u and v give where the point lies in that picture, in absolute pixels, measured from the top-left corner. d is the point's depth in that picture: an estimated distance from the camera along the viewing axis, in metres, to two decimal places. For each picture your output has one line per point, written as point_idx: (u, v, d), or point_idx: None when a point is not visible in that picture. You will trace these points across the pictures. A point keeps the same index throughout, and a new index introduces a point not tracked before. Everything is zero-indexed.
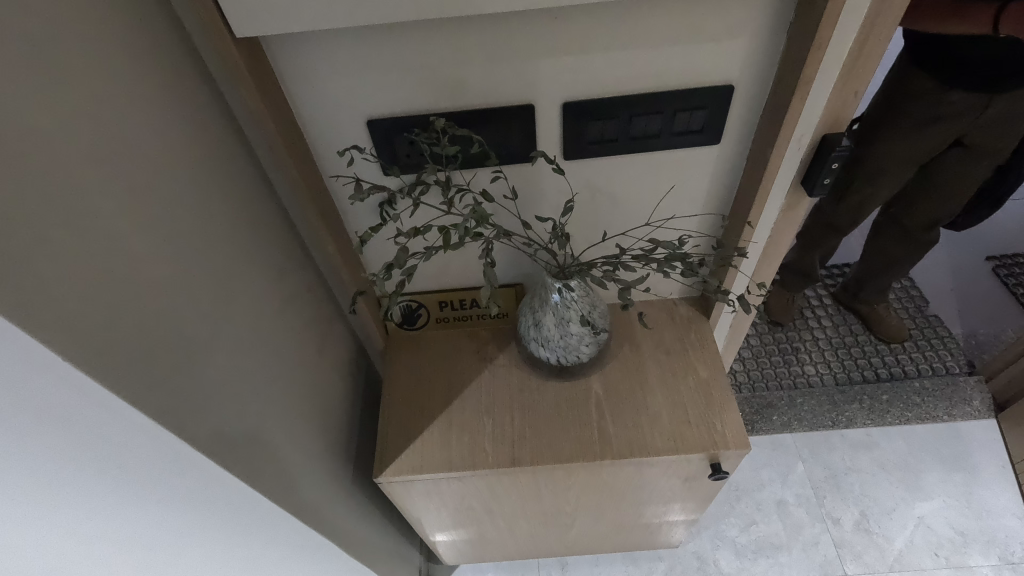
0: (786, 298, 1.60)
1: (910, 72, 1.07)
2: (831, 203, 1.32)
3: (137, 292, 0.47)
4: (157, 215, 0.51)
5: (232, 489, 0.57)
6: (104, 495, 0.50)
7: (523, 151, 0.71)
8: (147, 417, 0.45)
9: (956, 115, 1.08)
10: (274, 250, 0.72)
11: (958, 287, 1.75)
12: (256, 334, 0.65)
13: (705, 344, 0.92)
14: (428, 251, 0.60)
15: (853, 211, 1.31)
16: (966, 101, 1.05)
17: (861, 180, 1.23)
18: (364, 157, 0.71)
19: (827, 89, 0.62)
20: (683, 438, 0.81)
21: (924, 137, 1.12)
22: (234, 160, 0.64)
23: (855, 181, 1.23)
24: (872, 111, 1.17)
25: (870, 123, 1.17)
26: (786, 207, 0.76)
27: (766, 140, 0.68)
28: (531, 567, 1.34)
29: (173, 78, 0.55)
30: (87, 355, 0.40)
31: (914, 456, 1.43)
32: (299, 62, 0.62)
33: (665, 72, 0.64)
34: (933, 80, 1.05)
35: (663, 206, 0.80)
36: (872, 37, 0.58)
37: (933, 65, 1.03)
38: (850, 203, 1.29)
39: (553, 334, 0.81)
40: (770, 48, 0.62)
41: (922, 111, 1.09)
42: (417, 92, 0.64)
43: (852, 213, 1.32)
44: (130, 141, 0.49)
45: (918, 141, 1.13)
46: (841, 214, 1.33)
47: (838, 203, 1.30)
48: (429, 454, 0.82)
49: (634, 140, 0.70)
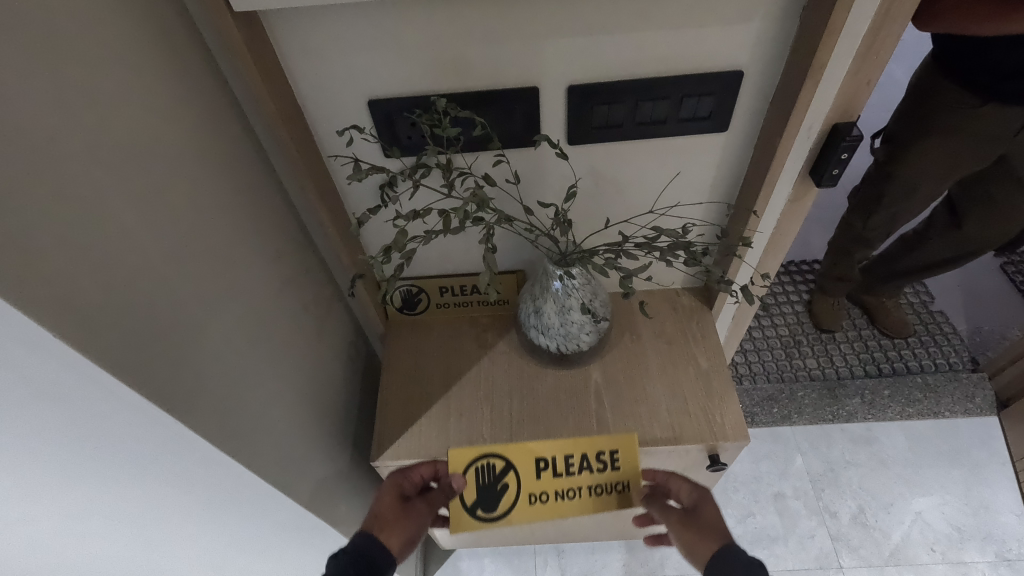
0: (831, 303, 1.59)
1: (942, 87, 1.00)
2: (861, 219, 1.27)
3: (133, 270, 0.46)
4: (154, 193, 0.50)
5: (229, 469, 0.57)
6: (99, 473, 0.50)
7: (526, 134, 0.70)
8: (141, 398, 0.45)
9: (994, 134, 1.01)
10: (273, 231, 0.71)
11: (965, 283, 1.72)
12: (254, 316, 0.65)
13: (707, 335, 0.91)
14: (427, 235, 0.59)
15: (886, 226, 1.26)
16: (1009, 116, 0.98)
17: (892, 198, 1.18)
18: (364, 137, 0.69)
19: (838, 77, 0.61)
20: (681, 428, 0.81)
21: (959, 155, 1.06)
22: (232, 138, 0.63)
23: (890, 198, 1.18)
24: (896, 125, 1.11)
25: (896, 139, 1.11)
26: (794, 196, 0.75)
27: (774, 130, 0.67)
28: (527, 553, 1.35)
29: (169, 51, 0.54)
30: (82, 333, 0.39)
31: (914, 452, 1.43)
32: (299, 39, 0.60)
33: (673, 55, 0.62)
34: (971, 96, 0.98)
35: (667, 194, 0.79)
36: (888, 24, 0.56)
37: (969, 77, 0.96)
38: (883, 217, 1.24)
39: (553, 321, 0.80)
40: (782, 31, 0.60)
41: (958, 129, 1.02)
42: (419, 72, 0.63)
43: (885, 228, 1.27)
44: (128, 117, 0.48)
45: (954, 159, 1.07)
46: (873, 230, 1.28)
47: (871, 219, 1.25)
48: (427, 439, 0.82)
49: (639, 126, 0.69)
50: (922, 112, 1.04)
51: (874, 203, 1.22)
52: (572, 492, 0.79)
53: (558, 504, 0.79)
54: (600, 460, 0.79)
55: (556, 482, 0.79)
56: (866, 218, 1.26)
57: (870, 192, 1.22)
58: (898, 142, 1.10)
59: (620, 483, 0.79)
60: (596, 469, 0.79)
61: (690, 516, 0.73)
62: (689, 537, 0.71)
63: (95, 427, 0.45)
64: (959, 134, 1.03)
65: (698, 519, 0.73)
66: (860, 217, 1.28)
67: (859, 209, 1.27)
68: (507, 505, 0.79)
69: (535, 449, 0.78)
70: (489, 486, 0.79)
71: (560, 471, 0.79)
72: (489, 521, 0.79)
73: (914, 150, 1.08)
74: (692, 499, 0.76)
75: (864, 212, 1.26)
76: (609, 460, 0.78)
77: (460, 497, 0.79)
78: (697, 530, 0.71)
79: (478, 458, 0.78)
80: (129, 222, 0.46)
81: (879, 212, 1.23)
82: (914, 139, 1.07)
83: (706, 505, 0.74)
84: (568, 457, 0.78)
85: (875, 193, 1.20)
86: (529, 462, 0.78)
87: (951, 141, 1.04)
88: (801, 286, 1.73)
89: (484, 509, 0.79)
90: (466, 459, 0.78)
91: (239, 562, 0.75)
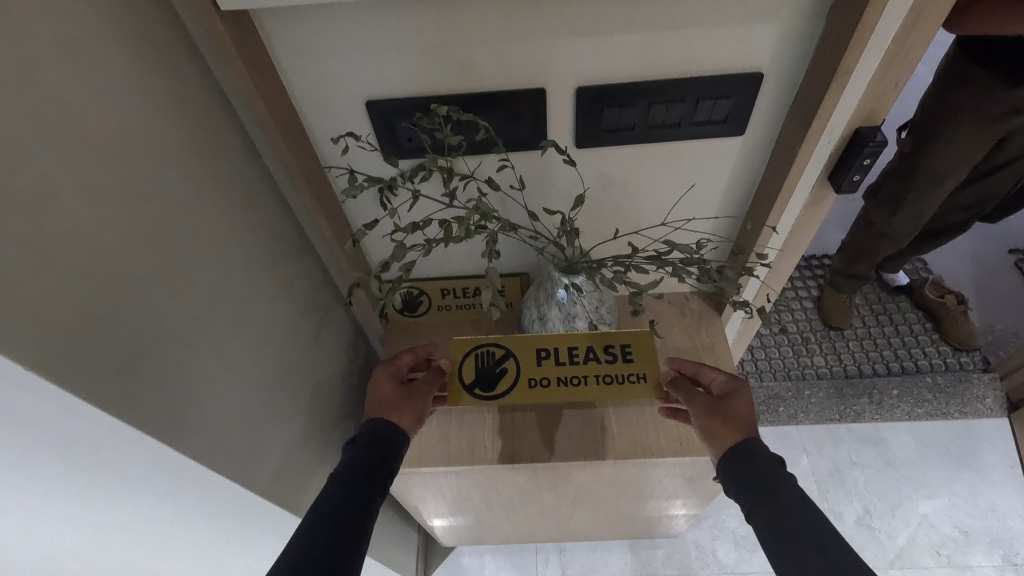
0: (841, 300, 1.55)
1: (968, 71, 0.95)
2: (885, 216, 1.20)
3: (116, 290, 0.44)
4: (140, 207, 0.48)
5: (224, 487, 0.55)
6: (87, 496, 0.49)
7: (533, 139, 0.66)
8: (130, 426, 0.43)
9: None
10: (269, 236, 0.69)
11: (979, 280, 1.68)
12: (249, 326, 0.62)
13: (716, 342, 0.88)
14: (428, 246, 0.56)
15: (913, 221, 1.19)
16: None
17: (919, 189, 1.10)
18: (360, 145, 0.67)
19: (864, 81, 0.57)
20: (689, 440, 0.79)
21: (987, 136, 1.00)
22: (224, 142, 0.60)
23: (917, 190, 1.10)
24: (921, 113, 1.04)
25: (921, 128, 1.04)
26: (812, 203, 0.71)
27: (793, 137, 0.63)
28: (529, 550, 1.34)
29: (154, 52, 0.51)
30: (59, 365, 0.37)
31: (922, 453, 1.41)
32: (293, 37, 0.57)
33: (689, 57, 0.59)
34: (998, 78, 0.92)
35: (680, 206, 0.76)
36: (919, 27, 0.52)
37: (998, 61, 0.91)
38: (909, 212, 1.16)
39: (557, 329, 0.78)
40: (807, 32, 0.57)
41: (988, 111, 0.96)
42: (421, 73, 0.60)
43: (913, 223, 1.20)
44: (109, 126, 0.45)
45: (976, 143, 1.01)
46: (899, 226, 1.21)
47: (896, 216, 1.18)
48: (427, 446, 0.81)
49: (651, 130, 0.65)
50: (946, 98, 0.99)
51: (900, 198, 1.14)
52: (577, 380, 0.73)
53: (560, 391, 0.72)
54: (609, 353, 0.73)
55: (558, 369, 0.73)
56: (891, 215, 1.19)
57: (894, 187, 1.14)
58: (923, 129, 1.03)
59: (633, 374, 0.73)
60: (604, 360, 0.73)
61: (716, 406, 0.66)
62: (711, 425, 0.65)
63: (78, 451, 0.43)
64: (992, 115, 0.97)
65: (726, 409, 0.66)
66: (883, 214, 1.20)
67: (880, 206, 1.20)
68: (506, 386, 0.72)
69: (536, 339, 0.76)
70: (487, 371, 0.73)
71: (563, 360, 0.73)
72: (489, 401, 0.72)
73: (945, 139, 1.01)
74: (722, 389, 0.69)
75: (887, 208, 1.19)
76: (619, 352, 0.73)
77: (457, 376, 0.74)
78: (724, 422, 0.64)
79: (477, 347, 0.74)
80: (111, 239, 0.44)
81: (905, 207, 1.15)
82: (938, 128, 1.01)
83: (737, 396, 0.67)
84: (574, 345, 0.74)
85: (900, 189, 1.13)
86: (530, 351, 0.74)
87: (985, 123, 0.98)
88: (811, 282, 1.70)
89: (483, 389, 0.72)
90: (468, 343, 0.75)
91: (235, 570, 0.74)
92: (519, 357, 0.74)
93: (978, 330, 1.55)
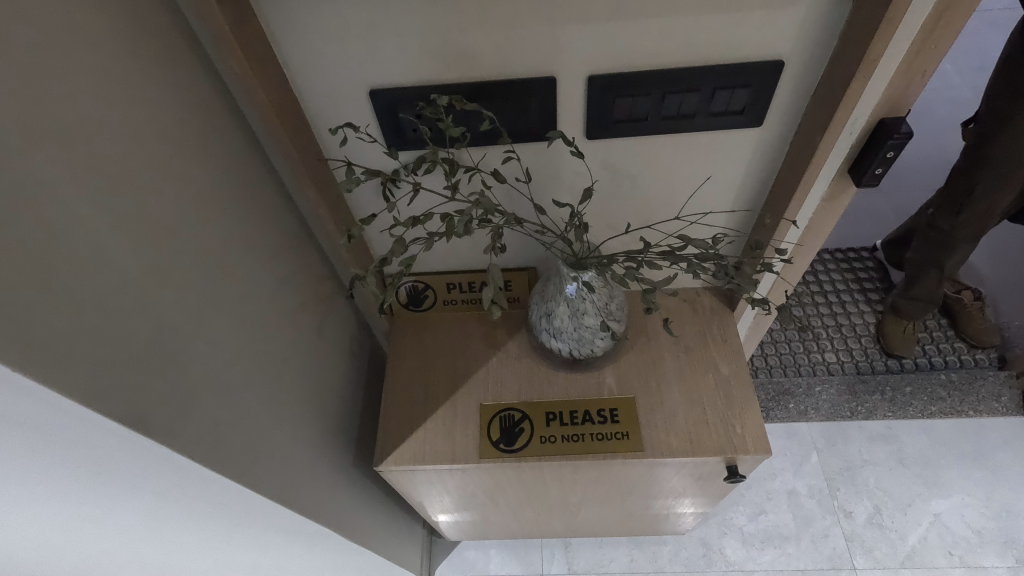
0: (903, 327, 1.47)
1: None
2: (948, 215, 1.17)
3: (109, 286, 0.42)
4: (134, 199, 0.46)
5: (221, 489, 0.54)
6: (84, 496, 0.47)
7: (540, 130, 0.64)
8: (123, 426, 0.41)
9: None
10: (270, 229, 0.67)
11: (997, 274, 1.64)
12: (250, 320, 0.61)
13: (728, 339, 0.86)
14: (429, 241, 0.54)
15: (979, 223, 1.15)
16: None
17: (986, 184, 1.07)
18: (359, 136, 0.65)
19: (890, 70, 0.55)
20: (699, 439, 0.76)
21: None
22: (222, 132, 0.58)
23: (983, 186, 1.07)
24: (986, 100, 1.00)
25: (988, 115, 1.00)
26: (829, 198, 0.69)
27: (813, 128, 0.61)
28: (534, 545, 1.33)
29: (148, 38, 0.49)
30: (46, 364, 0.35)
31: (936, 452, 1.38)
32: (295, 21, 0.55)
33: (707, 44, 0.56)
34: None
35: (695, 200, 0.74)
36: (949, 14, 0.50)
37: None
38: (975, 212, 1.12)
39: (565, 326, 0.76)
40: (831, 17, 0.54)
41: None
42: (426, 62, 0.58)
43: (978, 226, 1.15)
44: (99, 116, 0.43)
45: None
46: (964, 228, 1.17)
47: (960, 215, 1.14)
48: (431, 443, 0.79)
49: (664, 121, 0.62)
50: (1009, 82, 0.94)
51: (963, 195, 1.11)
52: (574, 438, 0.78)
53: (563, 446, 0.77)
54: (600, 415, 0.79)
55: (557, 431, 0.78)
56: (955, 215, 1.15)
57: (959, 184, 1.12)
58: (988, 117, 1.00)
59: (617, 433, 0.78)
60: (593, 423, 0.78)
61: None
62: None
63: (73, 451, 0.42)
64: None
65: None
66: (946, 213, 1.17)
67: (946, 205, 1.16)
68: (524, 442, 0.78)
69: (545, 402, 0.81)
70: (506, 433, 0.79)
71: (565, 422, 0.79)
72: (511, 457, 0.77)
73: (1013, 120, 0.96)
74: None
75: (951, 209, 1.15)
76: (604, 416, 0.79)
77: (482, 436, 0.79)
78: None
79: (492, 416, 0.80)
80: (99, 232, 0.42)
81: (970, 207, 1.12)
82: (1009, 104, 0.95)
83: None
84: (571, 410, 0.79)
85: (965, 185, 1.10)
86: (537, 413, 0.80)
87: None
88: (824, 276, 1.68)
89: (505, 447, 0.78)
90: (487, 411, 0.81)
91: (239, 567, 0.73)
92: (529, 420, 0.79)
93: (996, 327, 1.52)
